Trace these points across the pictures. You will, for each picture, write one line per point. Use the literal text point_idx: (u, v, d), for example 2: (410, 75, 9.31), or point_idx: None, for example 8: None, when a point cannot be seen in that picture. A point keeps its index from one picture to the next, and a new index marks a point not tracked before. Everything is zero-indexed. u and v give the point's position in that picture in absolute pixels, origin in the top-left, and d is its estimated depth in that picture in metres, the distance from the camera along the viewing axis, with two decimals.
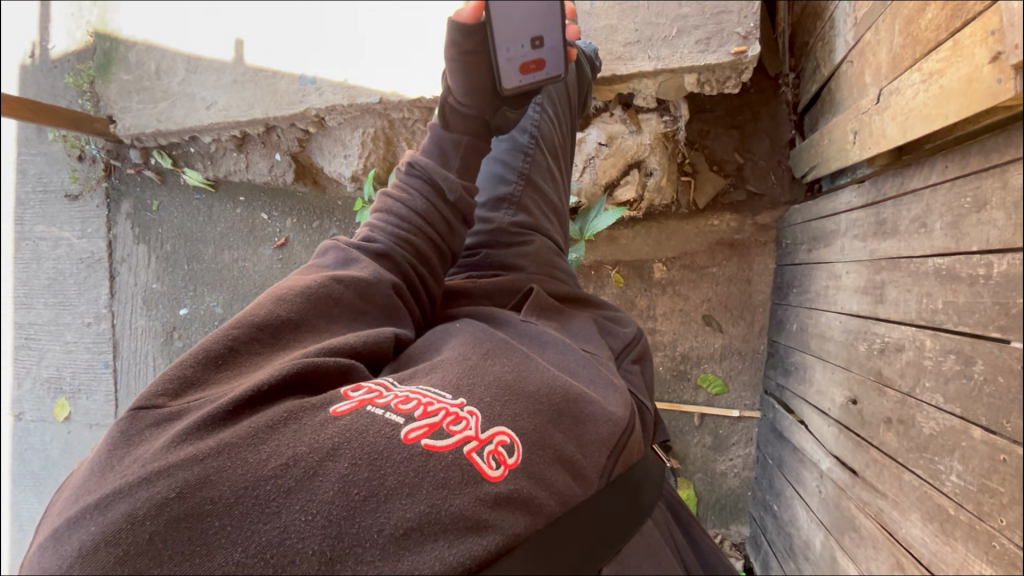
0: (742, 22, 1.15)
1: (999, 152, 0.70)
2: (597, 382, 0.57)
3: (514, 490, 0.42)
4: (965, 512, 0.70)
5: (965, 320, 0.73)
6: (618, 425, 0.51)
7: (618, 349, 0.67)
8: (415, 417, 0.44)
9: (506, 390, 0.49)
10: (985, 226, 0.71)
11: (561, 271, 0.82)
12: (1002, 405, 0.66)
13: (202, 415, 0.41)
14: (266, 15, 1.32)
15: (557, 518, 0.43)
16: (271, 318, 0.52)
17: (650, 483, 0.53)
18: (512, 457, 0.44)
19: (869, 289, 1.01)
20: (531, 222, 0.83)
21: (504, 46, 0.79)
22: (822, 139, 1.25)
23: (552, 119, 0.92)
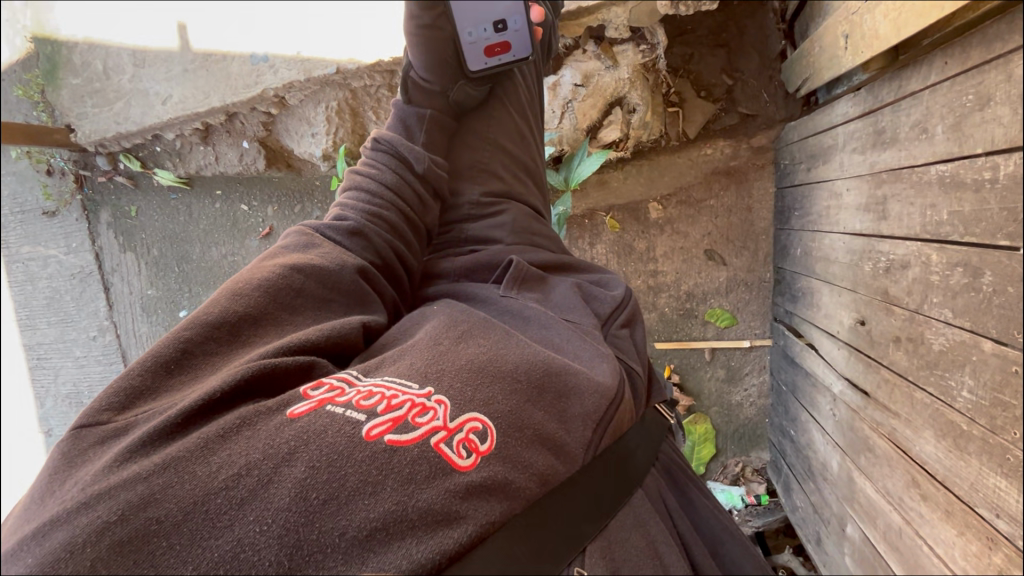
0: None
1: (1003, 41, 0.63)
2: (582, 353, 0.55)
3: (487, 477, 0.41)
4: (978, 427, 0.68)
5: (971, 230, 0.69)
6: (604, 396, 0.50)
7: (605, 314, 0.64)
8: (378, 412, 0.42)
9: (477, 374, 0.48)
10: (988, 126, 0.65)
11: (541, 238, 0.79)
12: (1013, 316, 0.62)
13: (149, 429, 0.39)
14: None
15: (538, 498, 0.43)
16: (226, 315, 0.50)
17: (638, 448, 0.53)
18: (483, 444, 0.43)
19: (871, 206, 0.95)
20: (503, 190, 0.81)
21: (467, 29, 0.79)
22: (812, 47, 1.16)
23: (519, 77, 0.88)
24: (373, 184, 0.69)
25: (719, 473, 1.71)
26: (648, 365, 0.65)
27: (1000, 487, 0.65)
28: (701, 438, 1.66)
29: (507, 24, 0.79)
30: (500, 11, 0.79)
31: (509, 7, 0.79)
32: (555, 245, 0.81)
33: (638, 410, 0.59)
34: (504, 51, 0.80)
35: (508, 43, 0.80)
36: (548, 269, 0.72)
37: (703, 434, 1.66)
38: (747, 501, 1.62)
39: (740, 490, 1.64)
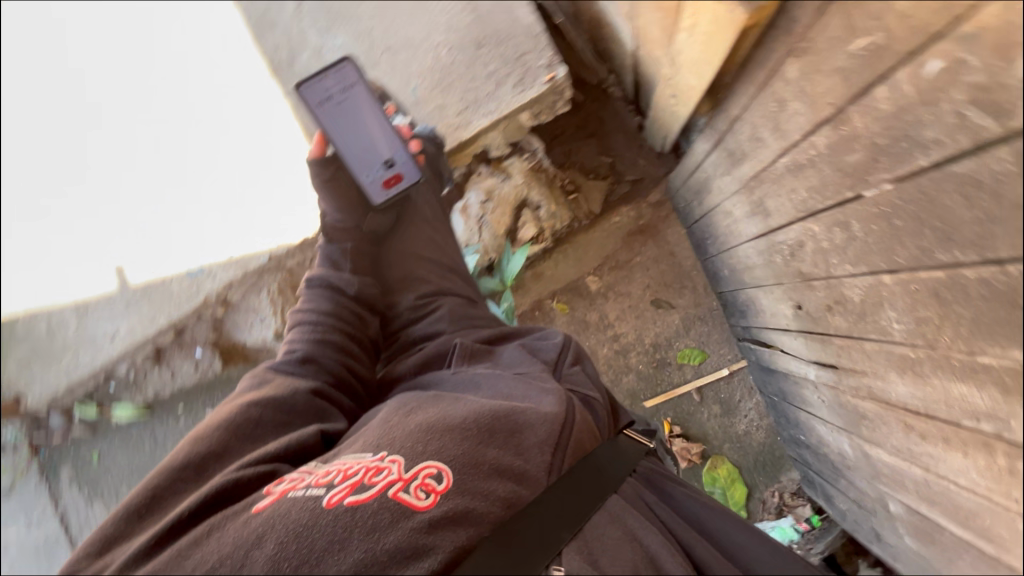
0: (542, 54, 1.25)
1: (770, 59, 0.82)
2: (530, 392, 0.67)
3: (448, 510, 0.52)
4: (921, 349, 0.73)
5: (826, 194, 0.81)
6: (554, 423, 0.62)
7: (553, 359, 0.75)
8: (336, 483, 0.55)
9: (431, 432, 0.60)
10: (795, 117, 0.81)
11: (478, 318, 0.90)
12: (889, 245, 0.72)
13: (141, 544, 0.52)
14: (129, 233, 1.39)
15: (501, 518, 0.54)
16: (194, 451, 0.63)
17: (613, 463, 0.65)
18: (441, 484, 0.54)
19: (755, 210, 1.10)
20: (433, 290, 0.95)
21: (364, 173, 0.98)
22: (657, 113, 1.39)
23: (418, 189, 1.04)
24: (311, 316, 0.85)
25: (762, 511, 1.63)
26: (603, 390, 0.76)
27: (966, 393, 0.68)
28: (728, 480, 1.62)
29: (395, 160, 0.99)
30: (384, 151, 0.98)
31: (393, 147, 0.99)
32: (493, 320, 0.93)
33: (604, 438, 0.70)
34: (399, 181, 0.99)
35: (399, 174, 0.99)
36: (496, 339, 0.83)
37: (727, 475, 1.63)
38: (801, 528, 1.52)
39: (789, 521, 1.55)
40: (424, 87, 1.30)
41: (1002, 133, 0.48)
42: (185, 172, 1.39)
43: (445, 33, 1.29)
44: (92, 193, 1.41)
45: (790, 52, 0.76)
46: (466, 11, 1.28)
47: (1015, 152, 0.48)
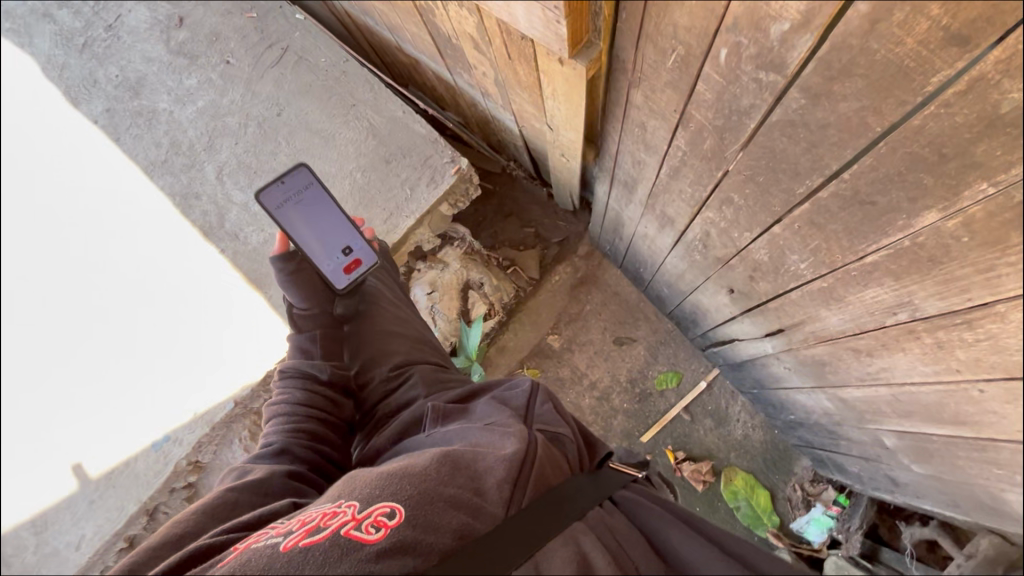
0: (443, 153, 1.42)
1: (621, 96, 0.99)
2: (495, 434, 0.69)
3: (391, 542, 0.53)
4: (828, 275, 0.84)
5: (705, 182, 0.96)
6: (513, 458, 0.63)
7: (524, 404, 0.77)
8: (294, 529, 0.57)
9: (392, 473, 0.62)
10: (657, 132, 0.97)
11: (450, 377, 0.89)
12: (764, 202, 0.84)
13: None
14: (104, 404, 1.46)
15: (451, 551, 0.55)
16: (173, 532, 0.65)
17: (580, 494, 0.65)
18: (392, 518, 0.56)
19: (663, 221, 1.24)
20: (403, 360, 1.00)
21: (322, 259, 1.06)
22: (556, 176, 1.58)
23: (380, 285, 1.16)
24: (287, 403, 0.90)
25: (792, 510, 1.60)
26: (573, 420, 0.78)
27: (875, 297, 0.77)
28: (748, 488, 1.61)
29: (353, 247, 1.10)
30: (344, 240, 1.09)
31: (350, 233, 1.10)
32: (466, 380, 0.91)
33: (569, 467, 0.71)
34: (358, 265, 1.11)
35: (358, 259, 1.11)
36: (466, 397, 0.83)
37: (745, 484, 1.62)
38: (833, 512, 1.50)
39: (820, 509, 1.53)
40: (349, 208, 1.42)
41: (788, 79, 0.63)
42: (134, 351, 1.46)
43: (356, 161, 1.46)
44: (61, 383, 1.50)
45: (631, 85, 0.93)
46: (369, 138, 1.47)
47: (800, 89, 0.63)
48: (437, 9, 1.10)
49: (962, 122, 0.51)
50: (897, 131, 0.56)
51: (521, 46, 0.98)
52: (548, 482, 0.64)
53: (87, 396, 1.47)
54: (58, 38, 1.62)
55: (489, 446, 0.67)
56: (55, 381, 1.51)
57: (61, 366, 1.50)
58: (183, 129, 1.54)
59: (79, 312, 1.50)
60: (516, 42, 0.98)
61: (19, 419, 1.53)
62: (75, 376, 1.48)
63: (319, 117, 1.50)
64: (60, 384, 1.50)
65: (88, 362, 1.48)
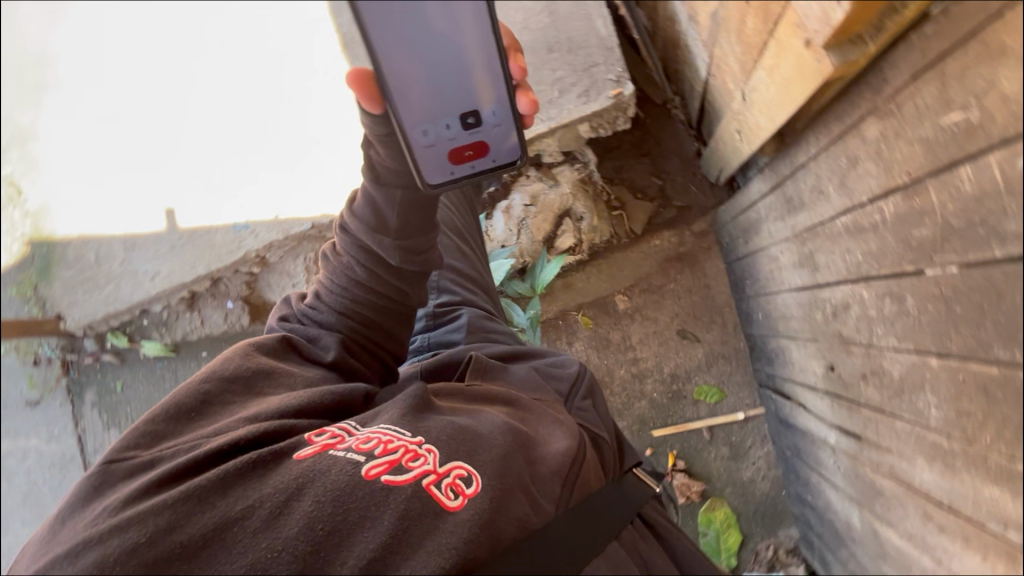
0: (611, 69, 1.23)
1: (849, 115, 0.78)
2: (539, 420, 0.62)
3: (473, 514, 0.48)
4: (956, 441, 0.71)
5: (883, 263, 0.78)
6: (565, 456, 0.56)
7: (566, 391, 0.70)
8: (376, 455, 0.52)
9: (459, 431, 0.56)
10: (865, 179, 0.78)
11: (495, 333, 0.85)
12: (941, 329, 0.69)
13: (178, 462, 0.52)
14: (190, 154, 1.42)
15: (517, 541, 0.48)
16: (241, 373, 0.66)
17: (617, 503, 0.57)
18: (469, 488, 0.51)
19: (804, 261, 1.06)
20: (456, 300, 0.87)
21: (423, 130, 0.67)
22: (717, 145, 1.37)
23: (452, 203, 0.94)
24: (341, 279, 0.78)
25: (753, 562, 1.59)
26: (614, 429, 0.70)
27: (997, 498, 0.65)
28: (724, 525, 1.59)
29: (481, 118, 0.68)
30: (466, 103, 0.67)
31: (486, 98, 0.67)
32: (509, 337, 0.86)
33: (609, 477, 0.63)
34: (478, 154, 0.71)
35: (483, 144, 0.70)
36: (508, 357, 0.77)
37: (724, 519, 1.59)
38: None
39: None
40: None
41: None
42: (239, 123, 1.41)
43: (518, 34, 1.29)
44: (159, 117, 1.44)
45: (873, 113, 0.72)
46: (543, 13, 1.28)
47: None
48: None
49: None
50: None
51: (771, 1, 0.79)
52: (592, 491, 0.57)
53: (180, 137, 1.43)
54: None
55: (539, 433, 0.60)
56: (149, 113, 1.45)
57: (156, 100, 1.45)
58: None
59: (190, 55, 1.44)
60: None
61: (100, 126, 1.47)
62: (179, 112, 1.43)
63: None
64: (154, 117, 1.44)
65: (192, 108, 1.43)
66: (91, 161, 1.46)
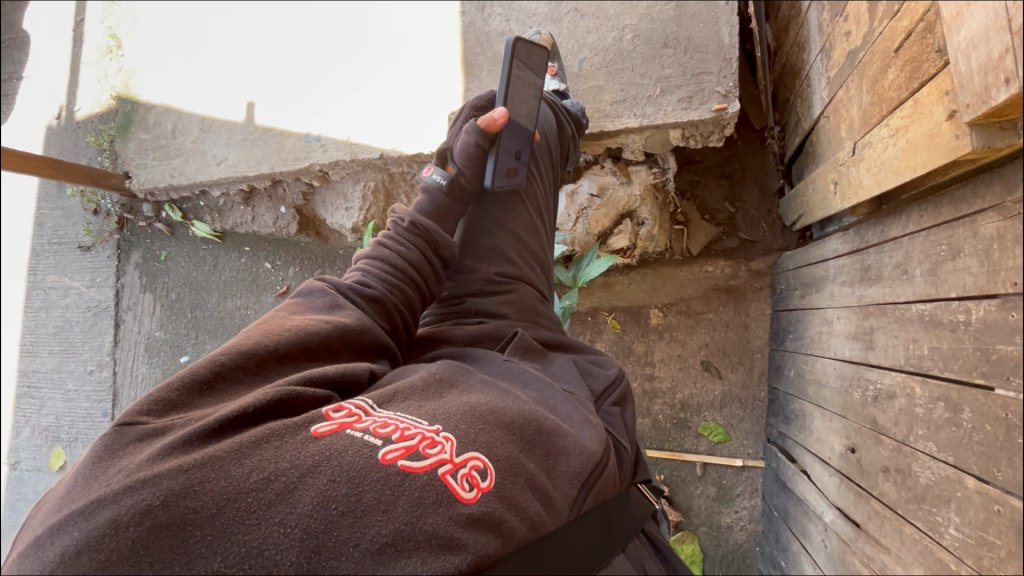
0: (721, 81, 1.16)
1: (968, 203, 0.72)
2: (573, 417, 0.60)
3: (485, 511, 0.44)
4: (966, 567, 0.68)
5: (950, 366, 0.73)
6: (591, 458, 0.55)
7: (599, 391, 0.69)
8: (393, 439, 0.47)
9: (481, 418, 0.53)
10: (960, 274, 0.72)
11: (544, 318, 0.83)
12: (992, 454, 0.64)
13: (189, 430, 0.44)
14: (286, 55, 1.43)
15: (529, 542, 0.45)
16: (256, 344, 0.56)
17: (626, 518, 0.55)
18: (485, 481, 0.47)
19: (860, 335, 1.01)
20: (515, 272, 0.84)
21: None
22: (805, 189, 1.29)
23: (537, 176, 0.92)
24: (399, 257, 0.74)
25: None
26: (634, 444, 0.68)
27: None
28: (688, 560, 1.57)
29: None
30: None
31: None
32: (554, 327, 0.85)
33: (622, 486, 0.61)
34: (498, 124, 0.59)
35: None
36: (549, 344, 0.76)
37: (690, 555, 1.57)
38: None
39: None
40: (592, 62, 1.24)
41: None
42: (338, 34, 1.40)
43: (637, 19, 1.22)
44: (265, 11, 1.46)
45: (997, 208, 0.66)
46: (669, 5, 1.21)
47: None
48: None
49: None
50: None
51: (925, 59, 0.72)
52: (607, 499, 0.55)
53: (285, 36, 1.43)
54: None
55: (568, 426, 0.58)
56: (258, 6, 1.47)
57: None
58: None
59: None
60: (924, 49, 0.73)
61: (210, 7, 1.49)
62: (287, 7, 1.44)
63: None
64: (262, 10, 1.46)
65: (300, 9, 1.44)
66: (192, 34, 1.49)
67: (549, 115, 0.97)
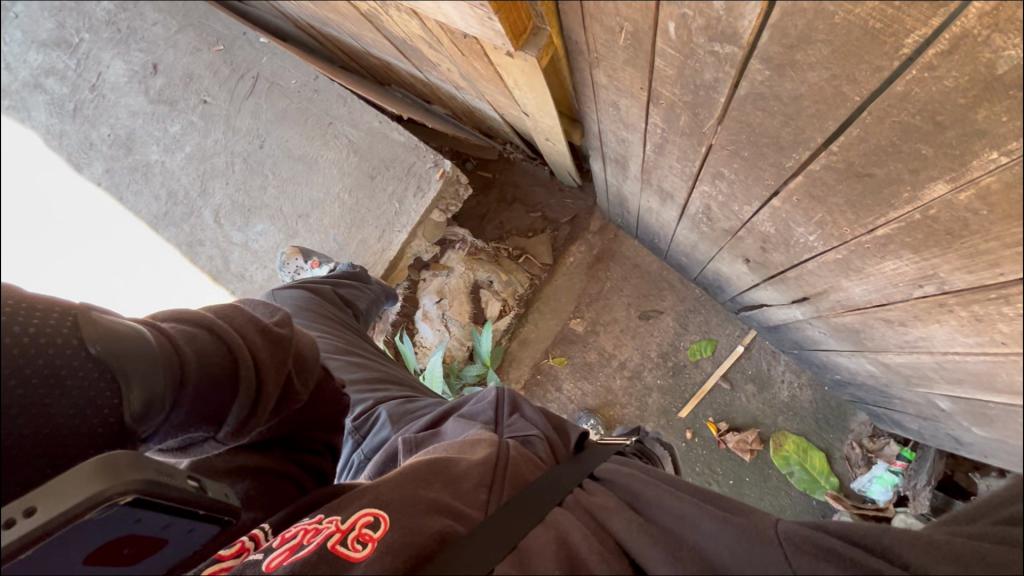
0: (425, 159, 1.37)
1: (586, 77, 0.90)
2: (466, 439, 0.63)
3: (382, 558, 0.46)
4: (841, 247, 0.74)
5: (692, 158, 0.86)
6: (488, 460, 0.58)
7: (493, 417, 0.70)
8: (276, 547, 0.50)
9: (368, 494, 0.54)
10: (631, 110, 0.88)
11: (419, 408, 0.85)
12: (755, 175, 0.75)
13: None
14: None
15: (439, 553, 0.47)
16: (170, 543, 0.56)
17: (553, 480, 0.57)
18: (377, 532, 0.49)
19: (664, 195, 1.14)
20: (369, 402, 0.89)
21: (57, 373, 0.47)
22: (553, 157, 1.49)
23: (323, 333, 1.02)
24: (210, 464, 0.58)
25: (852, 469, 1.47)
26: (552, 424, 0.70)
27: (895, 269, 0.67)
28: (801, 453, 1.51)
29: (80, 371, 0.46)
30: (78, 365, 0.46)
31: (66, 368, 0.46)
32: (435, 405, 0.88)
33: (549, 462, 0.63)
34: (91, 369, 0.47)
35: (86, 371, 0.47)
36: (435, 423, 0.75)
37: (798, 448, 1.51)
38: (897, 468, 1.31)
39: (883, 465, 1.35)
40: (342, 231, 1.40)
41: (745, 50, 0.54)
42: None
43: (341, 181, 1.42)
44: None
45: (592, 66, 0.84)
46: (350, 155, 1.42)
47: (759, 58, 0.53)
48: (382, 17, 1.05)
49: (952, 86, 0.41)
50: (879, 100, 0.47)
51: None
52: (526, 477, 0.58)
53: None
54: (51, 107, 1.66)
55: (461, 447, 0.61)
56: None
57: None
58: (176, 177, 1.55)
59: None
60: None
61: None
62: None
63: (298, 141, 1.46)
64: None
65: None
66: None
67: (299, 291, 1.11)
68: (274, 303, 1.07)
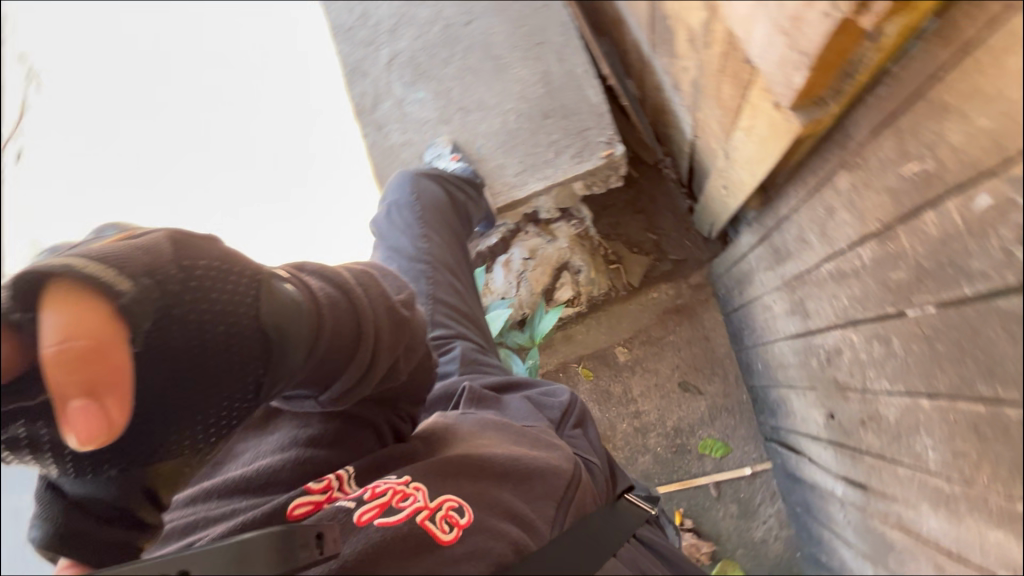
0: (603, 132, 1.32)
1: (823, 169, 0.84)
2: (539, 444, 0.69)
3: (468, 543, 0.52)
4: (957, 484, 0.70)
5: (868, 306, 0.80)
6: (561, 479, 0.64)
7: (557, 418, 0.77)
8: (367, 500, 0.55)
9: (451, 474, 0.60)
10: (842, 227, 0.82)
11: (486, 363, 0.90)
12: (928, 369, 0.70)
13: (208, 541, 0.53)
14: None
15: (516, 558, 0.53)
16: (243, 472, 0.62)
17: (607, 522, 0.63)
18: (462, 518, 0.55)
19: (796, 309, 1.09)
20: (449, 332, 0.93)
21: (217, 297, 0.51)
22: (709, 202, 1.42)
23: (439, 243, 1.03)
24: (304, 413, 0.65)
25: None
26: (606, 457, 0.76)
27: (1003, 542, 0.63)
28: None
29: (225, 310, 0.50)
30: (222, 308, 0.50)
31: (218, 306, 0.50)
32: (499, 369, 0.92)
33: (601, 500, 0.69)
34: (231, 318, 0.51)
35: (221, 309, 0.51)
36: (501, 388, 0.84)
37: None
38: None
39: None
40: (489, 145, 1.37)
41: None
42: None
43: (516, 102, 1.38)
44: None
45: (843, 166, 0.78)
46: (538, 83, 1.38)
47: None
48: None
49: None
50: None
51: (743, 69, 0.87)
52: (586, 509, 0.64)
53: None
54: None
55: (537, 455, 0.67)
56: None
57: None
58: (377, 3, 1.53)
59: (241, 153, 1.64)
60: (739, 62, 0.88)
61: None
62: None
63: (502, 41, 1.42)
64: None
65: None
66: None
67: (437, 190, 1.12)
68: (415, 191, 1.09)
